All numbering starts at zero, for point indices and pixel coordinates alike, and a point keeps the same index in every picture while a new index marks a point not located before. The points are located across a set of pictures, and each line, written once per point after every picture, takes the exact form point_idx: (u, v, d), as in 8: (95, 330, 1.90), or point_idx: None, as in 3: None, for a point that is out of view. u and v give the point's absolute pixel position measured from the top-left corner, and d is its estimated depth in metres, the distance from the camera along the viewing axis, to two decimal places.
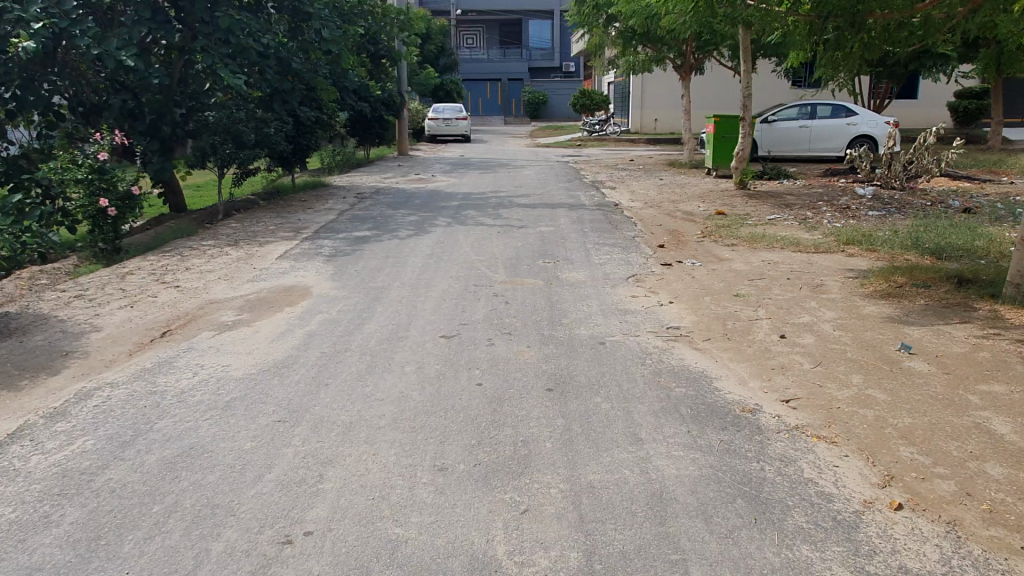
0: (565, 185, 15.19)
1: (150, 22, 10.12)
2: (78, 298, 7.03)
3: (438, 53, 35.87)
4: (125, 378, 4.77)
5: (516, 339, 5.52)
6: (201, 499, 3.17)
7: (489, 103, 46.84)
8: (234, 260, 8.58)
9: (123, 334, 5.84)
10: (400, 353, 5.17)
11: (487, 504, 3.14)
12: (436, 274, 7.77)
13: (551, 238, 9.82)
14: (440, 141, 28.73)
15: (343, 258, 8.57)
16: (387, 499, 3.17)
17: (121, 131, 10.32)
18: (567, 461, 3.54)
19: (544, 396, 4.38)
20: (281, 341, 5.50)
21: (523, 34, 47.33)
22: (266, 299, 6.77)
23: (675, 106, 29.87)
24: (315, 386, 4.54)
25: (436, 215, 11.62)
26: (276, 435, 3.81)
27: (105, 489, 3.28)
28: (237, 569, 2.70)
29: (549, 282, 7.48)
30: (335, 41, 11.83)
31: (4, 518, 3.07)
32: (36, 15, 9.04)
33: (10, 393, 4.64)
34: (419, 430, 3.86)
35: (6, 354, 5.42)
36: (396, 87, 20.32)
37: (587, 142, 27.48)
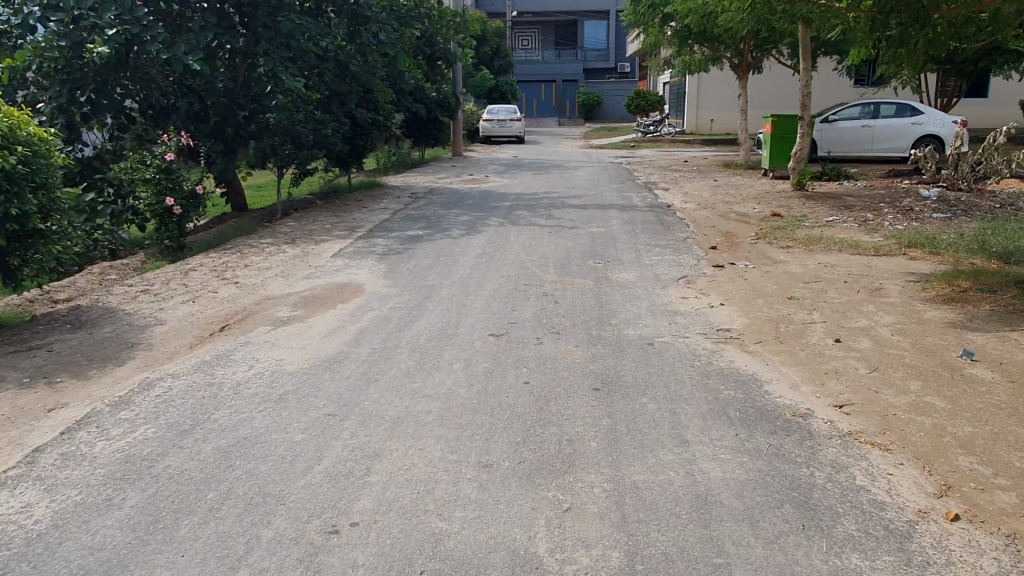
0: (618, 186, 15.11)
1: (216, 28, 10.50)
2: (144, 293, 7.32)
3: (494, 54, 36.10)
4: (185, 370, 4.95)
5: (565, 339, 5.51)
6: (253, 487, 3.28)
7: (544, 104, 46.89)
8: (291, 257, 8.81)
9: (185, 328, 6.06)
10: (449, 350, 5.23)
11: (530, 502, 3.15)
12: (487, 274, 7.82)
13: (603, 239, 9.78)
14: (494, 142, 28.88)
15: (396, 257, 8.71)
16: (431, 493, 3.21)
17: (187, 133, 10.71)
18: (611, 461, 3.53)
19: (590, 396, 4.37)
20: (333, 336, 5.63)
21: (578, 35, 47.22)
22: (320, 296, 6.94)
23: (731, 106, 29.36)
24: (365, 381, 4.63)
25: (488, 215, 11.69)
26: (326, 428, 3.90)
27: (164, 475, 3.42)
28: (285, 555, 2.77)
29: (599, 282, 7.45)
30: (392, 44, 12.04)
31: (70, 500, 3.23)
32: (109, 22, 9.49)
33: (79, 381, 4.87)
34: (465, 427, 3.90)
35: (77, 345, 5.69)
36: (451, 88, 20.53)
37: (641, 143, 27.25)
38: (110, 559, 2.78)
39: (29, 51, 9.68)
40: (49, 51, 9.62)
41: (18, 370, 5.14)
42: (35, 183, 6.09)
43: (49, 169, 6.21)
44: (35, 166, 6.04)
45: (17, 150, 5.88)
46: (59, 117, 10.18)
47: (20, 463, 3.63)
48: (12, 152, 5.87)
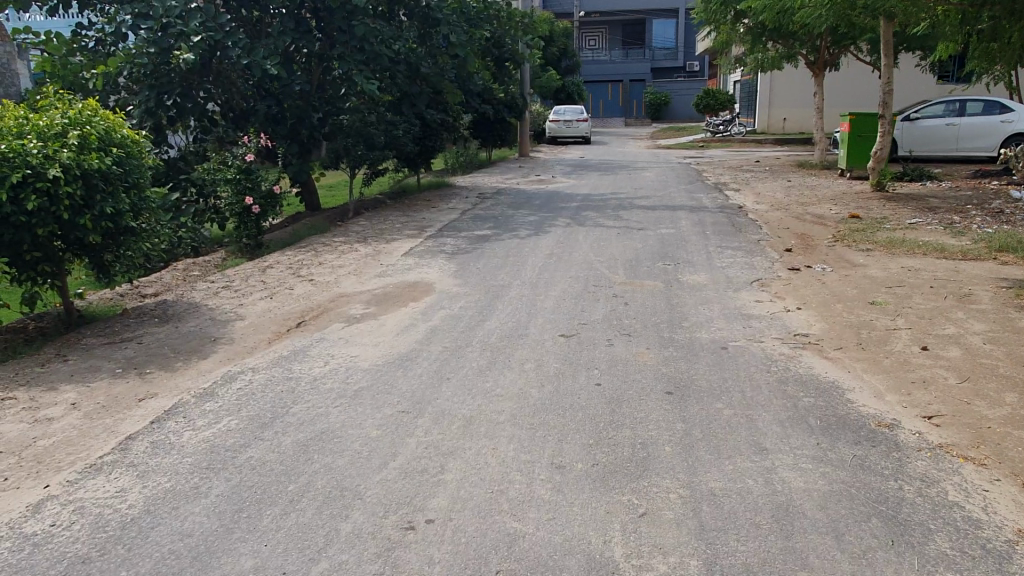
0: (687, 187, 14.87)
1: (294, 32, 10.85)
2: (225, 289, 7.58)
3: (560, 54, 36.01)
4: (265, 364, 5.11)
5: (636, 341, 5.45)
6: (331, 481, 3.35)
7: (611, 105, 46.59)
8: (364, 256, 8.98)
9: (264, 323, 6.26)
10: (520, 350, 5.23)
11: (605, 506, 3.12)
12: (555, 274, 7.80)
13: (672, 240, 9.64)
14: (560, 143, 28.84)
15: (464, 256, 8.77)
16: (505, 493, 3.22)
17: (266, 134, 11.05)
18: (686, 467, 3.46)
19: (664, 399, 4.30)
20: (405, 334, 5.71)
21: (647, 34, 46.69)
22: (392, 294, 7.06)
23: (805, 105, 28.48)
24: (438, 378, 4.68)
25: (556, 216, 11.67)
26: (400, 425, 3.96)
27: (247, 465, 3.53)
28: (362, 550, 2.81)
29: (669, 284, 7.35)
30: (462, 45, 12.15)
31: (161, 486, 3.36)
32: (195, 29, 9.80)
33: (167, 372, 5.10)
34: (537, 428, 3.88)
35: (164, 338, 5.94)
36: (518, 89, 20.60)
37: (711, 143, 26.70)
38: (198, 545, 2.88)
39: (121, 58, 10.17)
40: (139, 58, 10.08)
41: (112, 361, 5.41)
42: (127, 183, 6.39)
43: (141, 169, 6.50)
44: (128, 166, 6.34)
45: (112, 152, 6.19)
46: (147, 120, 10.67)
47: (114, 449, 3.81)
48: (108, 153, 6.19)
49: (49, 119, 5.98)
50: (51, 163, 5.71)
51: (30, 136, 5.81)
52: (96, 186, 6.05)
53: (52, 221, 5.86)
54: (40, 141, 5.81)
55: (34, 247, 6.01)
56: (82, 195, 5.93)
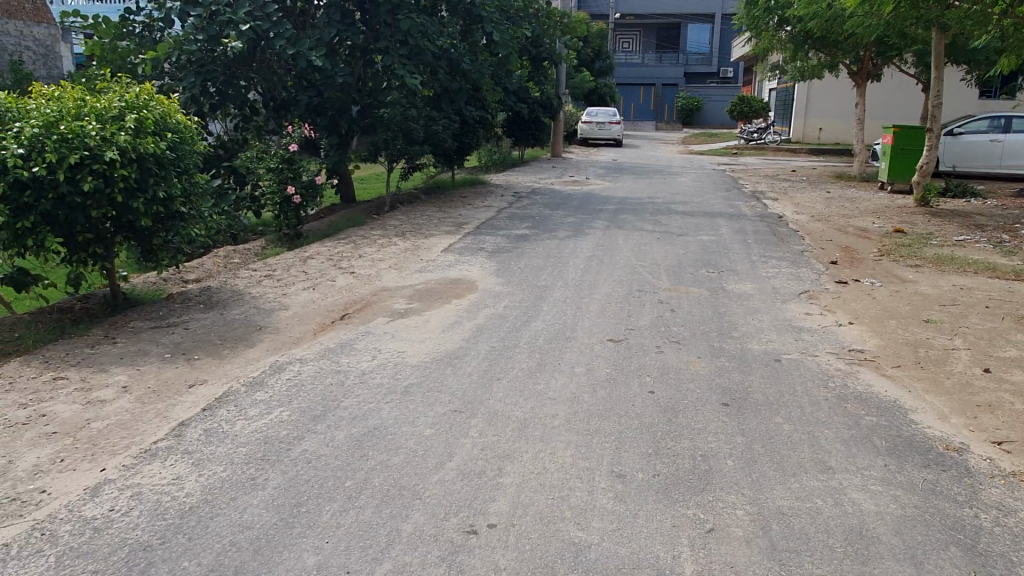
0: (725, 194, 14.66)
1: (339, 24, 10.86)
2: (267, 278, 7.59)
3: (594, 56, 35.73)
4: (313, 356, 5.08)
5: (686, 349, 5.35)
6: (388, 479, 3.29)
7: (642, 108, 46.27)
8: (403, 250, 8.95)
9: (308, 314, 6.24)
10: (570, 353, 5.16)
11: (671, 518, 3.03)
12: (599, 277, 7.70)
13: (713, 248, 9.48)
14: (592, 145, 28.62)
15: (504, 255, 8.72)
16: (568, 500, 3.14)
17: (308, 125, 11.06)
18: (751, 483, 3.35)
19: (720, 410, 4.21)
20: (452, 331, 5.66)
21: (681, 38, 46.41)
22: (434, 290, 7.01)
23: (844, 115, 28.07)
24: (488, 379, 4.61)
25: (594, 218, 11.55)
26: (454, 424, 3.90)
27: (302, 458, 3.50)
28: (426, 552, 2.76)
29: (715, 292, 7.22)
30: (504, 43, 12.08)
31: (218, 475, 3.34)
32: (243, 17, 9.87)
33: (215, 359, 5.10)
34: (594, 434, 3.81)
35: (211, 324, 5.96)
36: (554, 90, 20.50)
37: (746, 151, 26.34)
38: (259, 538, 2.84)
39: (169, 44, 10.23)
40: (187, 44, 10.14)
41: (159, 345, 5.41)
42: (179, 169, 6.44)
43: (191, 156, 6.54)
44: (180, 152, 6.39)
45: (166, 136, 6.24)
46: (192, 106, 10.64)
47: (168, 435, 3.80)
48: (162, 138, 6.24)
49: (107, 102, 6.03)
50: (108, 146, 5.74)
51: (89, 118, 5.83)
52: (150, 171, 6.08)
53: (106, 204, 5.90)
54: (99, 124, 5.84)
55: (86, 229, 6.05)
56: (136, 179, 5.95)
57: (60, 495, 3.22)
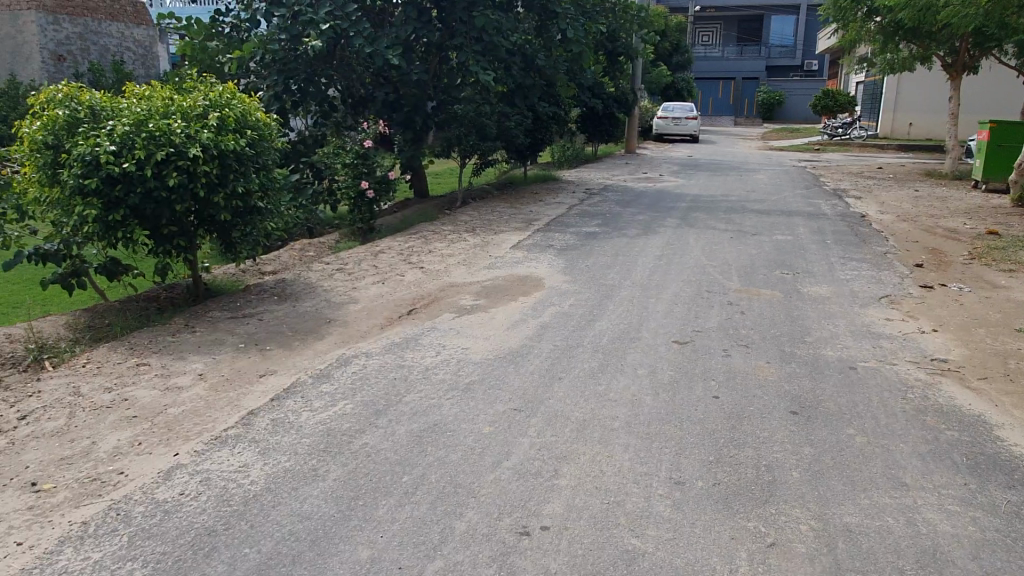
0: (804, 192, 14.16)
1: (416, 22, 10.99)
2: (340, 272, 7.77)
3: (672, 50, 35.07)
4: (378, 350, 5.18)
5: (755, 353, 5.19)
6: (445, 476, 3.32)
7: (721, 103, 45.22)
8: (472, 246, 9.02)
9: (377, 308, 6.37)
10: (634, 354, 5.09)
11: (729, 530, 2.95)
12: (667, 276, 7.57)
13: (789, 248, 9.18)
14: (668, 141, 28.15)
15: (573, 252, 8.67)
16: (623, 505, 3.10)
17: (383, 122, 11.27)
18: (817, 497, 3.23)
19: (788, 419, 4.06)
20: (516, 329, 5.66)
21: (764, 31, 45.10)
22: (501, 287, 7.03)
23: (936, 110, 26.68)
24: (550, 378, 4.59)
25: (666, 216, 11.34)
26: (513, 423, 3.90)
27: (362, 452, 3.56)
28: (478, 552, 2.77)
29: (789, 294, 6.98)
30: (578, 40, 11.95)
31: (282, 465, 3.44)
32: (324, 17, 10.12)
33: (286, 350, 5.25)
34: (654, 439, 3.74)
35: (284, 316, 6.15)
36: (629, 85, 20.25)
37: (829, 147, 25.38)
38: (317, 529, 2.91)
39: (254, 44, 10.59)
40: (271, 44, 10.48)
41: (235, 335, 5.62)
42: (257, 165, 6.66)
43: (269, 152, 6.76)
44: (259, 149, 6.61)
45: (246, 133, 6.46)
46: (274, 103, 10.97)
47: (237, 424, 3.94)
48: (243, 135, 6.47)
49: (192, 101, 6.29)
50: (193, 143, 5.98)
51: (175, 116, 6.10)
52: (230, 166, 6.31)
53: (189, 198, 6.16)
54: (184, 122, 6.10)
55: (171, 222, 6.33)
56: (217, 174, 6.19)
57: (136, 477, 3.39)
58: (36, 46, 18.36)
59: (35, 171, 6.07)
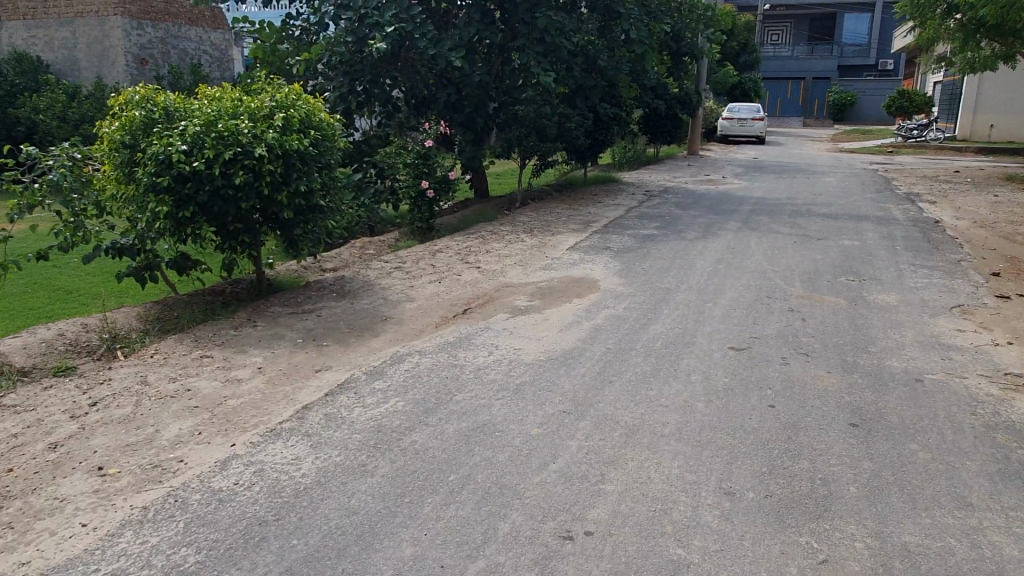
0: (874, 196, 13.69)
1: (479, 24, 11.06)
2: (398, 270, 7.88)
3: (740, 49, 34.34)
4: (432, 348, 5.23)
5: (815, 362, 5.04)
6: (491, 476, 3.33)
7: (789, 104, 44.12)
8: (529, 247, 9.04)
9: (432, 307, 6.44)
10: (688, 359, 5.01)
11: (779, 544, 2.87)
12: (726, 281, 7.41)
13: (856, 254, 8.88)
14: (732, 142, 27.60)
15: (630, 255, 8.58)
16: (670, 514, 3.04)
17: (444, 122, 11.38)
18: (875, 514, 3.11)
19: (847, 431, 3.92)
20: (569, 331, 5.64)
21: (836, 29, 43.81)
22: (556, 288, 7.01)
23: (1020, 111, 25.40)
24: (601, 381, 4.55)
25: (727, 219, 11.12)
26: (561, 425, 3.89)
27: (411, 449, 3.61)
28: (520, 553, 2.77)
29: (853, 302, 6.76)
30: (642, 40, 11.81)
31: (332, 459, 3.51)
32: (389, 20, 10.29)
33: (342, 346, 5.36)
34: (705, 446, 3.67)
35: (342, 313, 6.28)
36: (694, 86, 19.92)
37: (902, 150, 24.43)
38: (363, 524, 2.96)
39: (322, 46, 10.84)
40: (338, 46, 10.71)
41: (294, 330, 5.77)
42: (320, 164, 6.81)
43: (332, 152, 6.90)
44: (321, 148, 6.76)
45: (310, 133, 6.62)
46: (340, 104, 11.22)
47: (292, 417, 4.04)
48: (307, 135, 6.63)
49: (259, 102, 6.47)
50: (259, 143, 6.16)
51: (243, 116, 6.29)
52: (294, 166, 6.47)
53: (254, 197, 6.34)
54: (251, 122, 6.29)
55: (237, 219, 6.53)
56: (281, 173, 6.36)
57: (194, 465, 3.51)
58: (121, 50, 18.99)
59: (113, 169, 6.36)
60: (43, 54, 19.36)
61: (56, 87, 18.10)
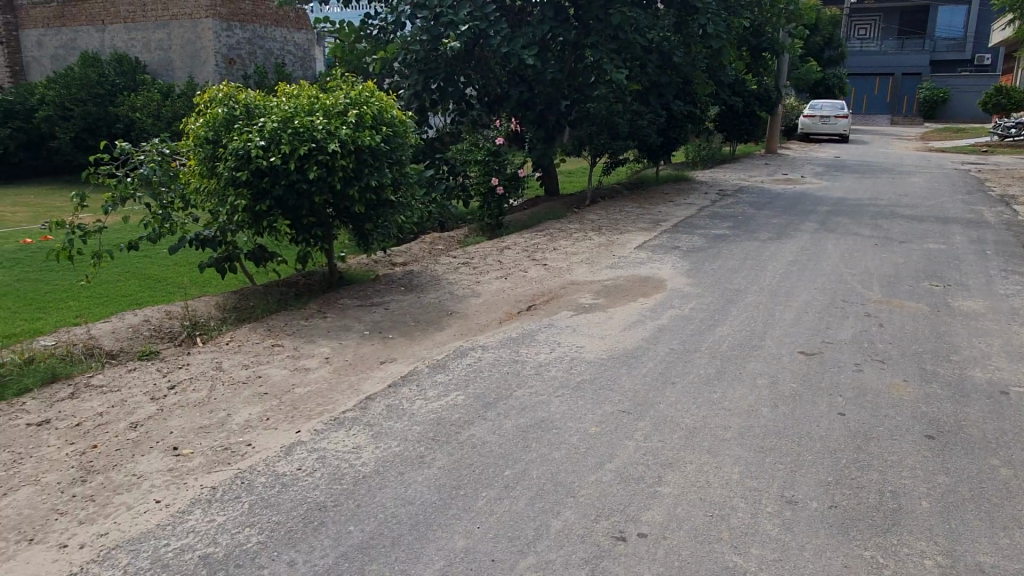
0: (964, 198, 13.00)
1: (552, 21, 11.01)
2: (465, 266, 7.96)
3: (824, 44, 33.13)
4: (494, 344, 5.26)
5: (891, 370, 4.82)
6: (546, 473, 3.33)
7: (875, 101, 42.39)
8: (597, 245, 8.98)
9: (496, 302, 6.47)
10: (755, 363, 4.88)
11: (842, 557, 2.77)
12: (799, 283, 7.18)
13: (942, 258, 8.45)
14: (813, 140, 26.70)
15: (700, 255, 8.41)
16: (727, 520, 2.97)
17: (516, 120, 11.40)
18: (948, 531, 2.95)
19: (921, 443, 3.75)
20: (633, 330, 5.58)
21: (929, 23, 41.84)
22: (622, 287, 6.94)
23: None
24: (662, 382, 4.49)
25: (804, 220, 10.76)
26: (620, 424, 3.85)
27: (468, 443, 3.64)
28: (572, 552, 2.76)
29: (936, 308, 6.44)
30: (719, 36, 11.53)
31: (391, 449, 3.58)
32: (464, 18, 10.38)
33: (407, 340, 5.45)
34: (768, 452, 3.57)
35: (409, 306, 6.38)
36: (773, 82, 19.34)
37: (997, 149, 23.13)
38: (418, 514, 3.01)
39: (398, 45, 11.05)
40: (413, 45, 10.88)
41: (362, 322, 5.90)
42: (391, 160, 6.95)
43: (403, 148, 7.03)
44: (392, 145, 6.89)
45: (382, 130, 6.77)
46: (414, 102, 11.39)
47: (355, 407, 4.13)
48: (378, 132, 6.78)
49: (334, 100, 6.66)
50: (333, 139, 6.32)
51: (318, 113, 6.49)
52: (365, 161, 6.63)
53: (327, 191, 6.51)
54: (326, 119, 6.47)
55: (311, 213, 6.72)
56: (353, 168, 6.52)
57: (261, 450, 3.63)
58: (211, 50, 19.77)
59: (196, 164, 6.64)
60: (141, 56, 20.39)
61: (152, 86, 19.02)
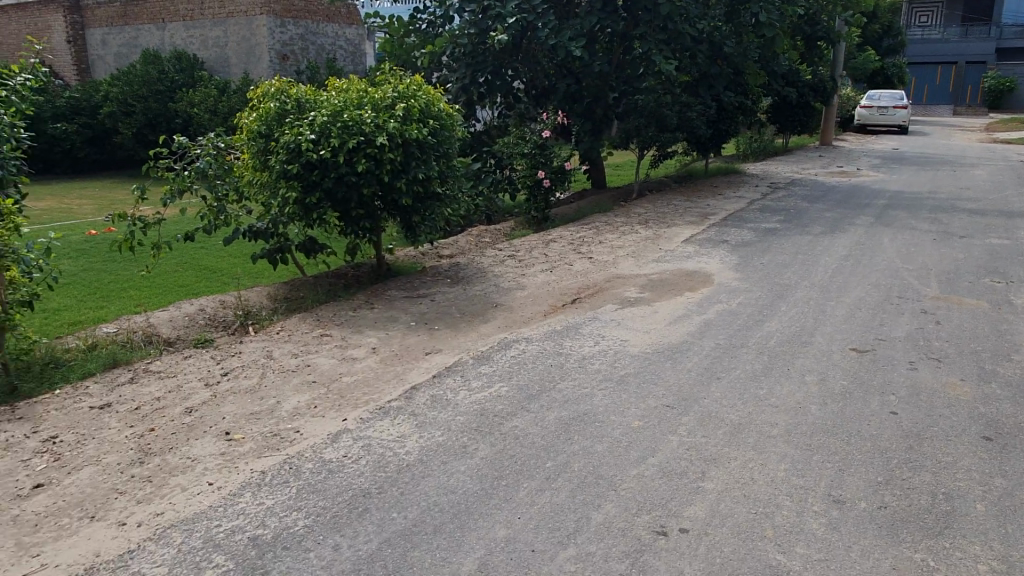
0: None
1: (600, 13, 10.92)
2: (511, 258, 7.98)
3: (883, 32, 32.10)
4: (538, 336, 5.28)
5: (947, 368, 4.68)
6: (588, 466, 3.33)
7: (937, 91, 40.93)
8: (644, 238, 8.90)
9: (541, 295, 6.48)
10: (805, 359, 4.78)
11: (891, 559, 2.71)
12: (852, 278, 7.00)
13: (1005, 253, 8.14)
14: (870, 132, 25.92)
15: (749, 249, 8.27)
16: (771, 518, 2.93)
17: (563, 112, 11.36)
18: (1004, 535, 2.86)
19: (977, 444, 3.63)
20: (678, 324, 5.52)
21: (995, 8, 40.19)
22: (668, 281, 6.87)
23: None
24: (708, 377, 4.44)
25: (858, 214, 10.48)
26: (664, 419, 3.83)
27: (511, 434, 3.66)
28: (612, 545, 2.76)
29: (997, 305, 6.21)
30: (772, 25, 11.28)
31: (435, 439, 3.63)
32: (511, 11, 10.43)
33: (452, 331, 5.50)
34: (816, 451, 3.50)
35: (454, 298, 6.44)
36: (828, 72, 18.83)
37: None
38: (460, 503, 3.05)
39: (446, 39, 11.14)
40: (460, 38, 10.95)
41: (408, 313, 5.98)
42: (438, 153, 7.00)
43: (450, 141, 7.08)
44: (439, 138, 6.95)
45: (429, 123, 6.83)
46: (461, 95, 11.46)
47: (400, 397, 4.19)
48: (425, 125, 6.84)
49: (382, 93, 6.73)
50: (381, 132, 6.40)
51: (367, 107, 6.58)
52: (413, 154, 6.70)
53: (375, 184, 6.60)
54: (374, 112, 6.55)
55: (359, 205, 6.81)
56: (401, 161, 6.59)
57: (308, 437, 3.72)
58: (266, 47, 20.13)
59: (249, 157, 6.80)
60: (199, 53, 20.95)
61: (209, 82, 19.53)
